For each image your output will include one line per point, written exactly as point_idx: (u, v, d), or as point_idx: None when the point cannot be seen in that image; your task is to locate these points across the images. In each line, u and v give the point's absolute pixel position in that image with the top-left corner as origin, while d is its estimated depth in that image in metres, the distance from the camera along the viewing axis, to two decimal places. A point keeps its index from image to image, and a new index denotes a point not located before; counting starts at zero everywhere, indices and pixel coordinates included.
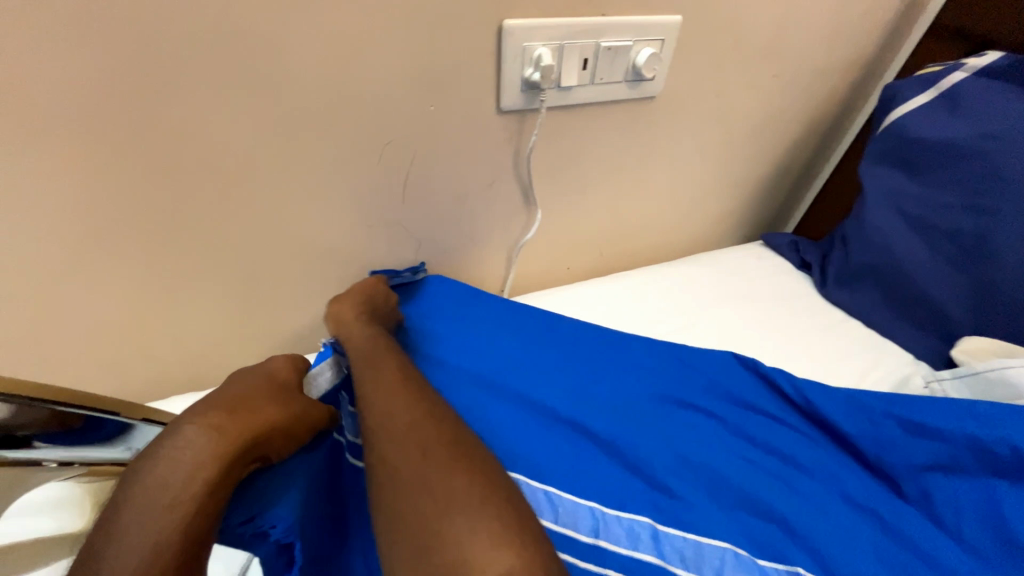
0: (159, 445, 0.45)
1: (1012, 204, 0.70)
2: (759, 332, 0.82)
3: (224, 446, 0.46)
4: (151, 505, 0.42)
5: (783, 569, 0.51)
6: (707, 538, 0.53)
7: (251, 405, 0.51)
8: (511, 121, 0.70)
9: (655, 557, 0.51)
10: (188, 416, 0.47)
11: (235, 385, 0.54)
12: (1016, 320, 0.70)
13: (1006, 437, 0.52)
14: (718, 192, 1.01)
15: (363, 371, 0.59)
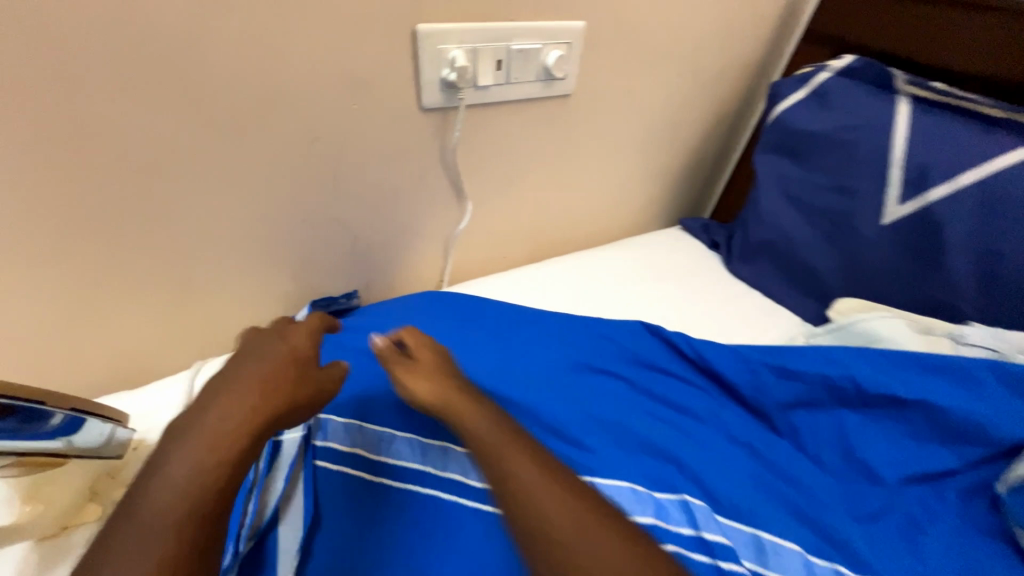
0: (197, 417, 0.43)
1: (868, 186, 0.83)
2: (673, 305, 0.91)
3: (241, 429, 0.44)
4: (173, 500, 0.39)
5: (674, 498, 0.58)
6: (615, 480, 0.59)
7: (278, 384, 0.48)
8: (434, 118, 0.74)
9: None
10: (212, 399, 0.45)
11: (257, 358, 0.50)
12: (874, 282, 0.83)
13: (850, 376, 0.64)
14: (639, 181, 1.10)
15: (487, 461, 0.48)
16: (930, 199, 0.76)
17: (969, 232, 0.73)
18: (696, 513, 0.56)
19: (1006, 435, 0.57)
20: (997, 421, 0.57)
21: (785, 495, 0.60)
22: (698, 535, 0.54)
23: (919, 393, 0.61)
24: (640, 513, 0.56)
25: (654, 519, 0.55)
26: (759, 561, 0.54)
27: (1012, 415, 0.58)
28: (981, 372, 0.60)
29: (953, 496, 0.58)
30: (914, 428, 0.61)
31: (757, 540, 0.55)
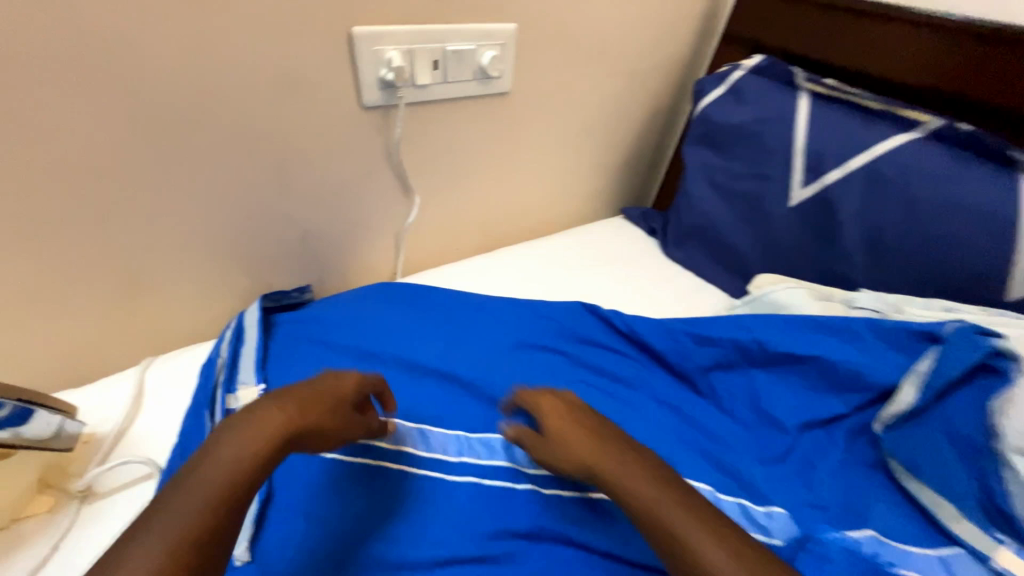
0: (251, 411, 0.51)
1: (777, 172, 0.92)
2: (613, 287, 0.99)
3: (272, 434, 0.49)
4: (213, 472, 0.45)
5: None
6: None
7: (315, 405, 0.54)
8: (376, 115, 0.78)
9: (506, 462, 0.63)
10: (265, 403, 0.52)
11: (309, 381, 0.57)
12: (785, 258, 0.93)
13: (757, 338, 0.72)
14: (583, 173, 1.17)
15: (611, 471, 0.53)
16: (827, 182, 0.86)
17: (858, 210, 0.83)
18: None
19: (882, 379, 0.66)
20: (875, 368, 0.66)
21: (699, 446, 0.67)
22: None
23: (813, 350, 0.69)
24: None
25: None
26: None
27: (887, 363, 0.66)
28: (862, 329, 0.69)
29: (841, 436, 0.67)
30: (810, 381, 0.70)
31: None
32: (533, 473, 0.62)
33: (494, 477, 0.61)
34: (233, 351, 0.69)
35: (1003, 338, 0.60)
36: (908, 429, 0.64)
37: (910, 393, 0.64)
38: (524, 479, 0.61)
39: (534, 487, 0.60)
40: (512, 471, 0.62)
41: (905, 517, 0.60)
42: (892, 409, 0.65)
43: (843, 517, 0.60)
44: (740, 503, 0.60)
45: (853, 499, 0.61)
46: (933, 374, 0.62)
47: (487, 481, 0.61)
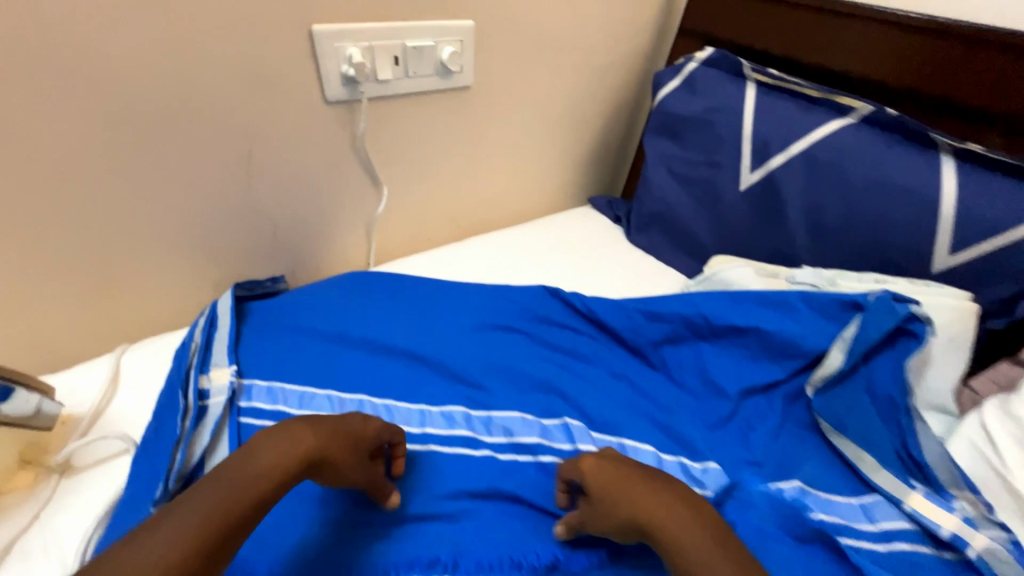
0: (286, 430, 0.54)
1: (728, 159, 0.98)
2: (577, 272, 1.03)
3: (291, 455, 0.52)
4: (229, 481, 0.48)
5: (557, 421, 0.70)
6: (511, 412, 0.70)
7: (339, 441, 0.56)
8: (340, 110, 0.82)
9: (467, 431, 0.68)
10: (297, 425, 0.55)
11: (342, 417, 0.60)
12: (737, 240, 0.99)
13: (702, 314, 0.77)
14: (551, 164, 1.21)
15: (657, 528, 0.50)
16: (771, 167, 0.92)
17: (800, 193, 0.89)
18: (574, 431, 0.69)
19: (815, 346, 0.71)
20: (807, 336, 0.72)
21: (648, 413, 0.72)
22: (573, 448, 0.67)
23: (752, 322, 0.75)
24: (527, 435, 0.68)
25: (537, 439, 0.68)
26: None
27: (820, 331, 0.72)
28: (797, 301, 0.74)
29: (779, 401, 0.72)
30: (751, 351, 0.75)
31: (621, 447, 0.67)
32: (491, 441, 0.67)
33: (453, 444, 0.66)
34: (207, 336, 0.72)
35: (917, 304, 0.66)
36: (835, 391, 0.69)
37: (838, 357, 0.70)
38: (483, 446, 0.66)
39: (492, 453, 0.65)
40: (471, 439, 0.67)
41: (832, 469, 0.66)
42: (822, 372, 0.70)
43: (776, 471, 0.65)
44: (680, 461, 0.66)
45: (785, 455, 0.67)
46: (857, 338, 0.68)
47: (448, 448, 0.66)
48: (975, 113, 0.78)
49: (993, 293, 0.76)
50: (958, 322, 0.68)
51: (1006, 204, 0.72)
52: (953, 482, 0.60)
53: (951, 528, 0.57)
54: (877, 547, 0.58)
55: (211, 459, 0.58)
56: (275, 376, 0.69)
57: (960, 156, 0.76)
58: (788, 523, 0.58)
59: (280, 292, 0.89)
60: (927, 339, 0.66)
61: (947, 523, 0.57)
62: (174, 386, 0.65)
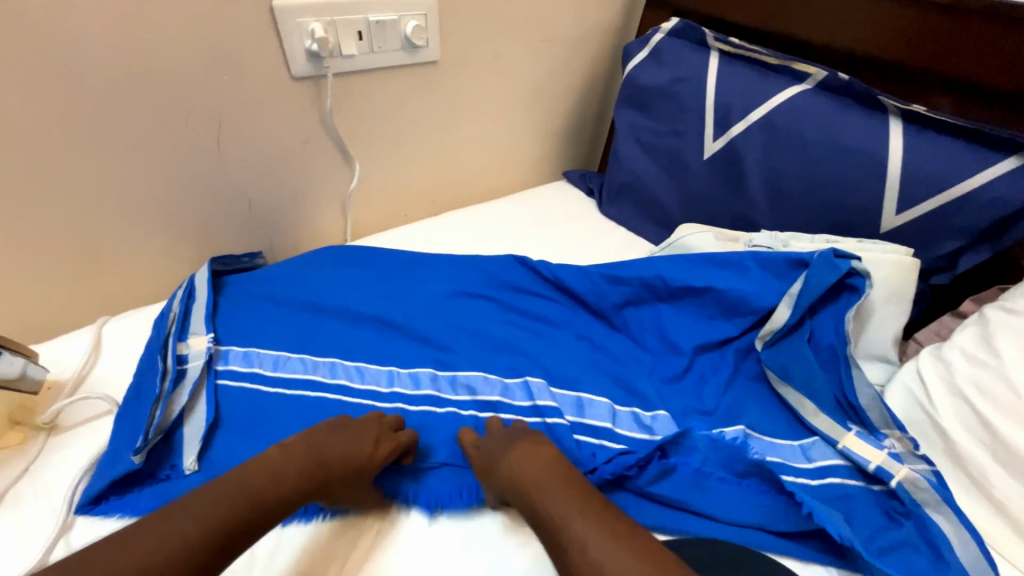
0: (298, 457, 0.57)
1: (692, 128, 1.00)
2: (549, 243, 1.06)
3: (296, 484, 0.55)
4: (243, 492, 0.52)
5: (520, 379, 0.74)
6: (476, 371, 0.74)
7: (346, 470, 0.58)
8: (307, 85, 0.83)
9: (432, 390, 0.72)
10: (313, 451, 0.58)
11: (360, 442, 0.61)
12: (701, 207, 1.02)
13: (660, 276, 0.80)
14: (525, 138, 1.23)
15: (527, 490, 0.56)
16: (733, 135, 0.94)
17: (760, 158, 0.91)
18: (534, 387, 0.72)
19: (764, 303, 0.75)
20: (758, 295, 0.76)
21: (604, 368, 0.76)
22: (533, 405, 0.70)
23: (707, 283, 0.78)
24: (490, 393, 0.72)
25: (496, 397, 0.71)
26: (579, 414, 0.70)
27: (769, 290, 0.76)
28: (750, 261, 0.78)
29: (732, 355, 0.77)
30: (707, 310, 0.79)
31: (580, 402, 0.71)
32: (455, 398, 0.71)
33: (418, 402, 0.71)
34: (185, 306, 0.76)
35: (858, 260, 0.71)
36: (781, 344, 0.74)
37: (785, 312, 0.74)
38: (447, 403, 0.71)
39: (457, 410, 0.70)
40: (435, 398, 0.71)
41: (778, 417, 0.71)
42: (770, 327, 0.74)
43: (723, 419, 0.70)
44: (632, 411, 0.71)
45: (733, 405, 0.72)
46: (802, 294, 0.72)
47: (415, 406, 0.70)
48: (921, 76, 0.81)
49: (940, 250, 0.79)
50: (897, 277, 0.73)
51: (947, 163, 0.75)
52: (884, 422, 0.65)
53: (876, 461, 0.62)
54: (811, 482, 0.63)
55: (190, 414, 0.63)
56: (251, 342, 0.73)
57: (907, 118, 0.79)
58: (730, 465, 0.63)
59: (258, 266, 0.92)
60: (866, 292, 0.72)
61: (874, 457, 0.63)
62: (154, 352, 0.68)
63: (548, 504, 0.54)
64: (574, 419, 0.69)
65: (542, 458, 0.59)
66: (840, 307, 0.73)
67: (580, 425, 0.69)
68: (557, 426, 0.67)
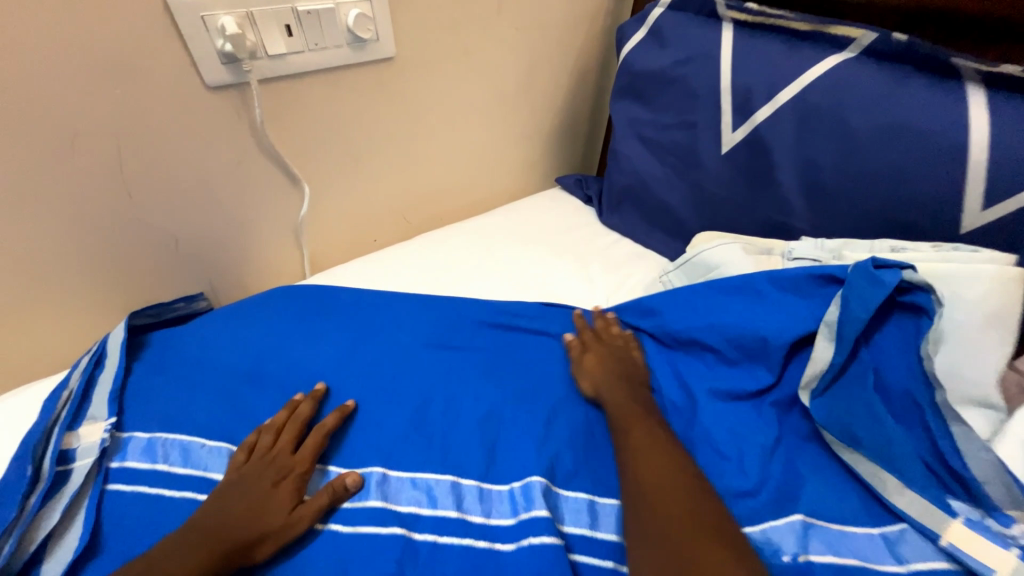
0: (196, 529, 0.49)
1: (705, 118, 0.83)
2: (542, 264, 0.89)
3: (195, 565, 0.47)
4: None
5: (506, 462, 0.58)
6: (433, 473, 0.57)
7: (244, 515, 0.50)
8: (228, 96, 0.68)
9: (380, 500, 0.54)
10: (220, 507, 0.51)
11: (257, 481, 0.53)
12: (722, 213, 0.84)
13: None
14: (510, 142, 1.06)
15: (611, 380, 0.63)
16: (757, 121, 0.77)
17: (792, 150, 0.74)
18: (519, 498, 0.55)
19: (781, 339, 0.60)
20: (774, 328, 0.60)
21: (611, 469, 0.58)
22: (516, 521, 0.54)
23: (706, 323, 0.65)
24: (450, 507, 0.54)
25: (457, 512, 0.54)
26: (577, 522, 0.54)
27: (787, 321, 0.60)
28: (763, 284, 0.64)
29: (770, 410, 0.60)
30: (721, 354, 0.63)
31: (590, 504, 0.55)
32: (407, 513, 0.54)
33: (359, 521, 0.52)
34: (87, 379, 0.61)
35: (913, 270, 0.55)
36: (833, 392, 0.57)
37: (827, 348, 0.57)
38: (394, 521, 0.53)
39: (405, 530, 0.52)
40: (386, 511, 0.53)
41: (849, 494, 0.53)
42: (813, 369, 0.57)
43: (774, 501, 0.52)
44: None
45: (784, 482, 0.54)
46: (845, 321, 0.56)
47: (356, 528, 0.52)
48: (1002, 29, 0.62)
49: None
50: (1003, 295, 0.54)
51: None
52: (1012, 503, 0.47)
53: (1004, 572, 0.44)
54: None
55: (62, 537, 0.49)
56: (160, 425, 0.58)
57: (992, 84, 0.60)
58: None
59: (197, 314, 0.78)
60: (935, 311, 0.55)
61: (1000, 566, 0.44)
62: (29, 449, 0.53)
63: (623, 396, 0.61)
64: (572, 530, 0.54)
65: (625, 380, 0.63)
66: (907, 337, 0.57)
67: (577, 537, 0.53)
68: (542, 547, 0.50)
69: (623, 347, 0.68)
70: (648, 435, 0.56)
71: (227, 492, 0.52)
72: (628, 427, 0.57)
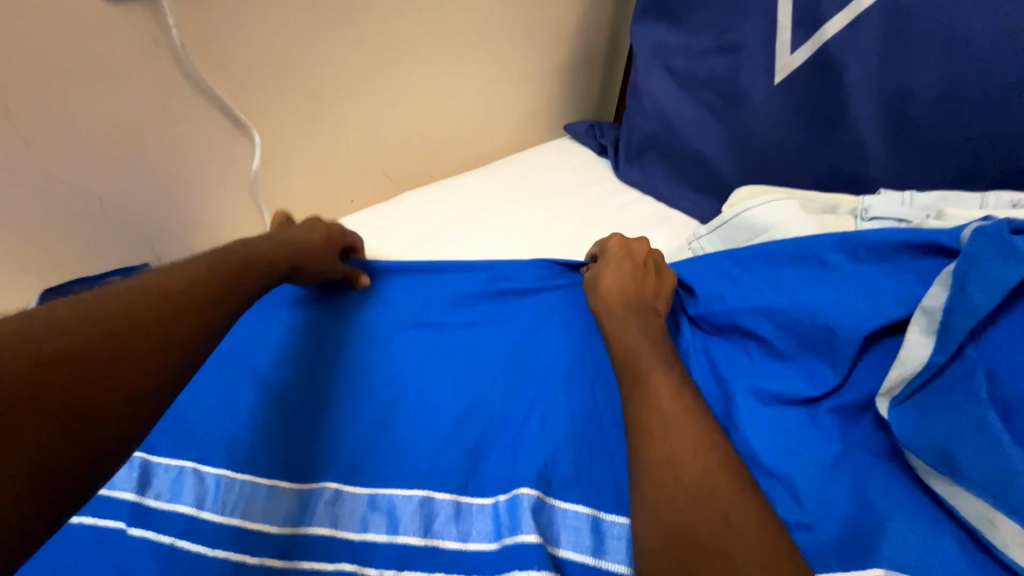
0: (267, 237, 0.53)
1: (754, 37, 0.64)
2: (544, 227, 0.74)
3: (270, 260, 0.50)
4: (201, 272, 0.42)
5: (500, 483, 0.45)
6: (400, 487, 0.46)
7: (308, 239, 0.55)
8: (136, 13, 0.55)
9: (328, 527, 0.43)
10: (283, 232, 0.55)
11: (311, 223, 0.58)
12: (771, 162, 0.67)
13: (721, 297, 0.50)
14: (507, 82, 0.89)
15: (616, 313, 0.52)
16: (826, 37, 0.58)
17: (873, 73, 0.56)
18: (503, 519, 0.44)
19: (853, 331, 0.45)
20: (843, 313, 0.46)
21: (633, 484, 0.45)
22: (498, 547, 0.42)
23: (750, 303, 0.50)
24: (415, 534, 0.43)
25: (422, 540, 0.43)
26: (576, 546, 0.42)
27: (866, 303, 0.45)
28: (828, 249, 0.50)
29: (829, 419, 0.46)
30: (768, 344, 0.49)
31: (593, 522, 0.43)
32: (361, 542, 0.43)
33: (304, 555, 0.42)
34: None
35: None
36: (920, 401, 0.43)
37: (922, 344, 0.42)
38: (345, 555, 0.42)
39: (358, 567, 0.41)
40: (333, 543, 0.42)
41: (941, 540, 0.39)
42: (898, 372, 0.43)
43: (838, 551, 0.39)
44: None
45: (854, 519, 0.40)
46: (955, 310, 0.41)
47: (294, 563, 0.41)
48: None
49: None
50: None
51: None
52: None
53: None
54: None
55: None
56: None
57: None
58: None
59: None
60: None
61: None
62: None
63: (631, 334, 0.49)
64: (570, 556, 0.42)
65: (648, 312, 0.52)
66: None
67: (576, 565, 0.42)
68: None
69: (643, 262, 0.56)
70: (672, 398, 0.42)
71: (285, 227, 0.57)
72: (644, 380, 0.44)
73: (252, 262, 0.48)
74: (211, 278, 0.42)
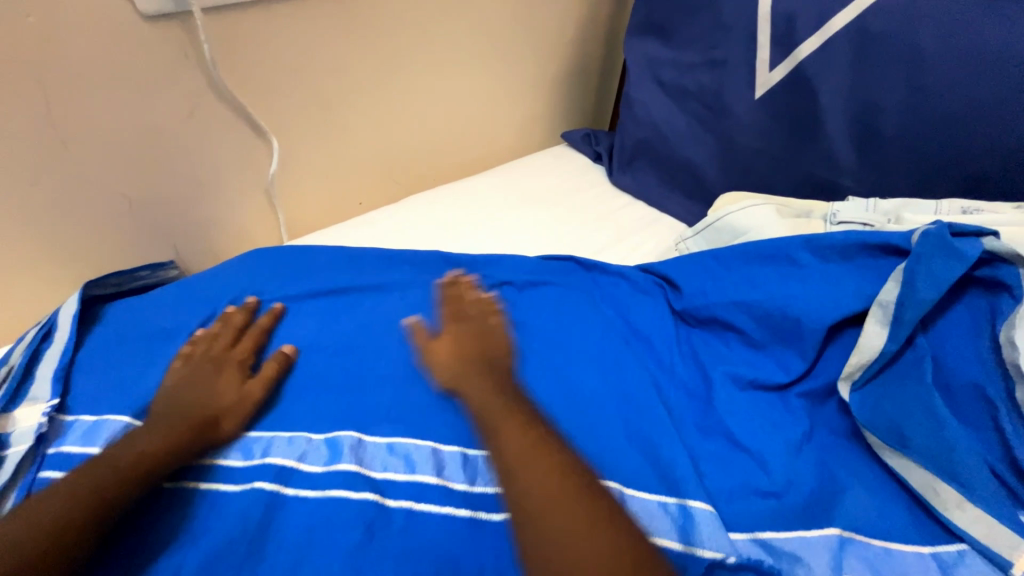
0: (170, 406, 0.50)
1: (737, 53, 0.70)
2: (542, 230, 0.78)
3: (169, 440, 0.47)
4: (91, 480, 0.43)
5: None
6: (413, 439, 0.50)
7: (212, 393, 0.51)
8: (171, 29, 0.60)
9: (354, 464, 0.48)
10: (192, 392, 0.51)
11: (221, 365, 0.54)
12: (754, 169, 0.72)
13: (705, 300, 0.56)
14: (508, 91, 0.94)
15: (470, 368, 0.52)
16: (800, 56, 0.64)
17: (842, 90, 0.62)
18: None
19: (818, 321, 0.50)
20: (811, 306, 0.51)
21: None
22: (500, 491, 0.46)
23: (729, 297, 0.55)
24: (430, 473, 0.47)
25: (437, 479, 0.47)
26: None
27: (831, 298, 0.51)
28: (800, 250, 0.55)
29: (799, 402, 0.51)
30: (745, 334, 0.54)
31: None
32: (382, 479, 0.47)
33: (330, 484, 0.46)
34: (30, 356, 0.55)
35: (997, 238, 0.45)
36: (876, 383, 0.48)
37: (879, 333, 0.47)
38: (366, 486, 0.46)
39: (378, 497, 0.46)
40: (358, 476, 0.47)
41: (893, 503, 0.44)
42: (858, 359, 0.48)
43: (803, 510, 0.44)
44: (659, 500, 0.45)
45: (818, 485, 0.45)
46: (905, 303, 0.46)
47: (325, 492, 0.46)
48: None
49: None
50: None
51: None
52: None
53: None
54: None
55: None
56: (113, 407, 0.52)
57: None
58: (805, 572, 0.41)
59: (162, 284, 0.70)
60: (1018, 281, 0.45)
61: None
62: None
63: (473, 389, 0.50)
64: None
65: (482, 369, 0.52)
66: (977, 315, 0.46)
67: None
68: None
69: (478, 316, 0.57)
70: (520, 437, 0.45)
71: (190, 374, 0.53)
72: (497, 430, 0.46)
73: (149, 449, 0.46)
74: (58, 528, 0.40)
